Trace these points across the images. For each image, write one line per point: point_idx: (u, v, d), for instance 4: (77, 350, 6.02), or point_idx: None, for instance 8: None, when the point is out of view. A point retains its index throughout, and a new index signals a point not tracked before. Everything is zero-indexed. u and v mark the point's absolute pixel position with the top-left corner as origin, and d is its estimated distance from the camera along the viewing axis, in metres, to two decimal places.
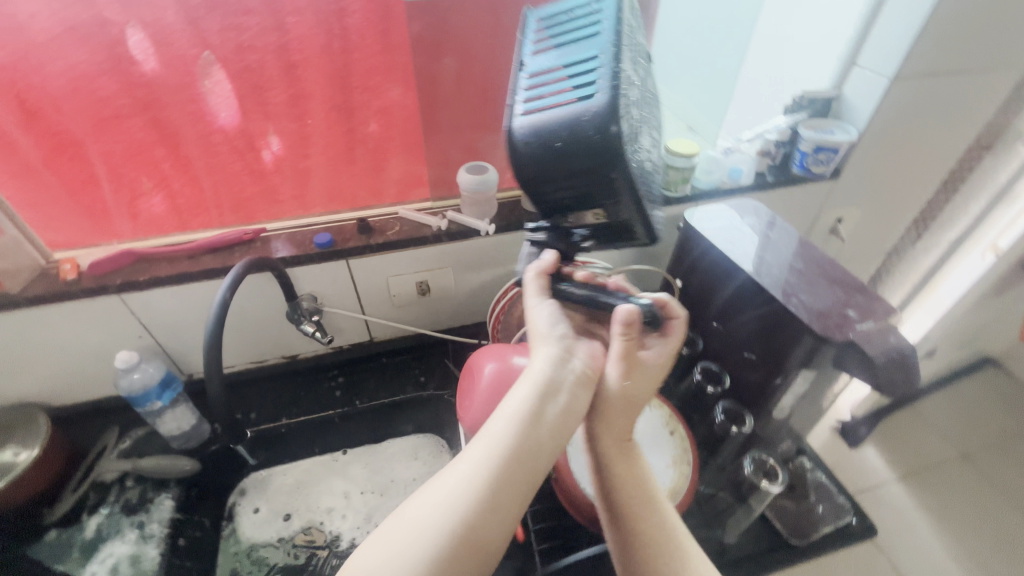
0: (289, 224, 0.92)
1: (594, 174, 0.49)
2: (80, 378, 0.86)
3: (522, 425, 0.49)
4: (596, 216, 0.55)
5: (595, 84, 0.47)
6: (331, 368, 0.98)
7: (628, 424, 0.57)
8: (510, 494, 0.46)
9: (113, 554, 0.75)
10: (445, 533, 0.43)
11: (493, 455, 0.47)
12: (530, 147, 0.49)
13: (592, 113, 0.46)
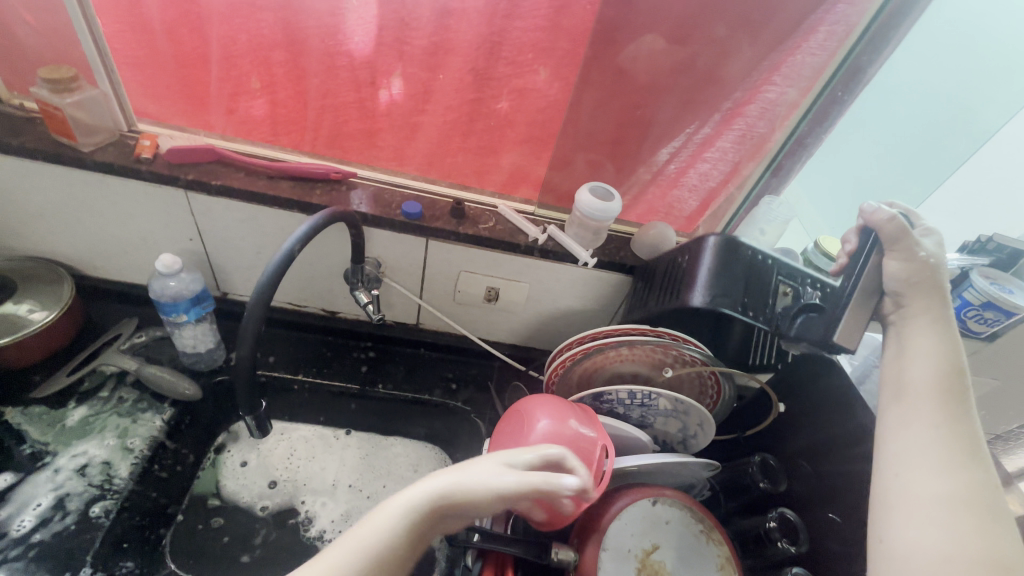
0: (380, 176, 0.84)
1: (750, 269, 0.64)
2: (118, 257, 0.80)
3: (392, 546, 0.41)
4: (786, 290, 0.65)
5: (695, 246, 0.68)
6: (365, 339, 0.90)
7: (935, 291, 0.56)
8: None
9: (86, 454, 0.69)
10: None
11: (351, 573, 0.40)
12: (729, 296, 0.62)
13: (718, 239, 0.66)
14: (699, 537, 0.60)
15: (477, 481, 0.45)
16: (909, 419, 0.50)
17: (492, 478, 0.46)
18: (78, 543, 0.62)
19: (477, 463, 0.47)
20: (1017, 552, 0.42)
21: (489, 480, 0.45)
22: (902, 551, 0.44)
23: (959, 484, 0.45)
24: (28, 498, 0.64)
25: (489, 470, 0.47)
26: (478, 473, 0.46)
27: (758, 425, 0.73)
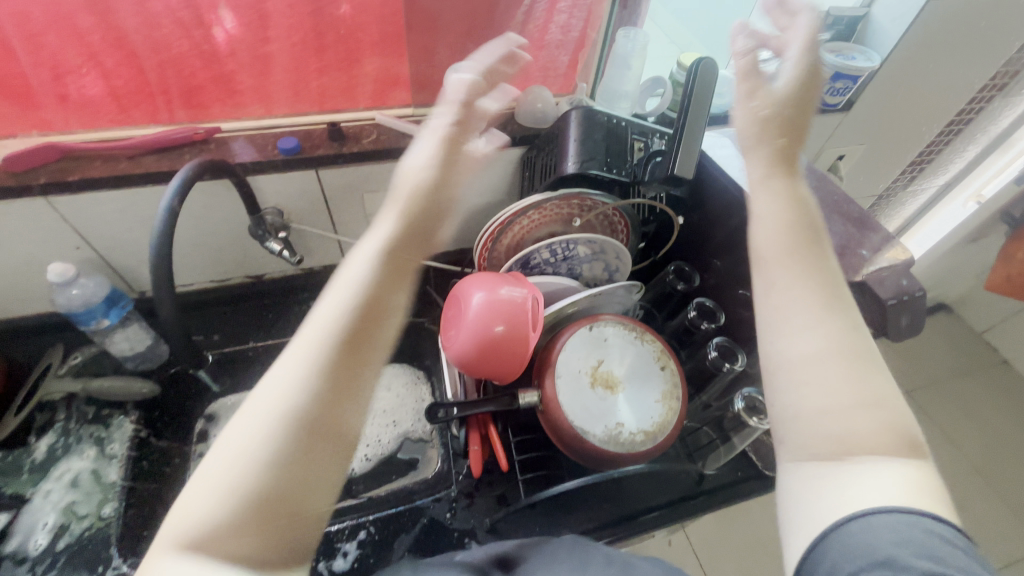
0: (249, 125, 0.81)
1: (606, 133, 0.72)
2: (12, 290, 0.76)
3: (321, 338, 0.42)
4: (638, 146, 0.74)
5: (560, 122, 0.76)
6: (301, 292, 0.92)
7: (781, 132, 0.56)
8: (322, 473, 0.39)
9: (71, 470, 0.70)
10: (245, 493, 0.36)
11: (307, 366, 0.40)
12: (587, 160, 0.70)
13: (577, 111, 0.74)
14: (637, 341, 0.70)
15: (360, 277, 0.46)
16: (773, 279, 0.50)
17: (424, 160, 0.54)
18: (96, 544, 0.65)
19: (350, 266, 0.47)
20: (881, 383, 0.44)
21: (380, 249, 0.48)
22: (789, 409, 0.45)
23: (827, 336, 0.45)
24: (33, 523, 0.66)
25: (416, 153, 0.55)
26: (351, 272, 0.46)
27: (665, 246, 0.83)
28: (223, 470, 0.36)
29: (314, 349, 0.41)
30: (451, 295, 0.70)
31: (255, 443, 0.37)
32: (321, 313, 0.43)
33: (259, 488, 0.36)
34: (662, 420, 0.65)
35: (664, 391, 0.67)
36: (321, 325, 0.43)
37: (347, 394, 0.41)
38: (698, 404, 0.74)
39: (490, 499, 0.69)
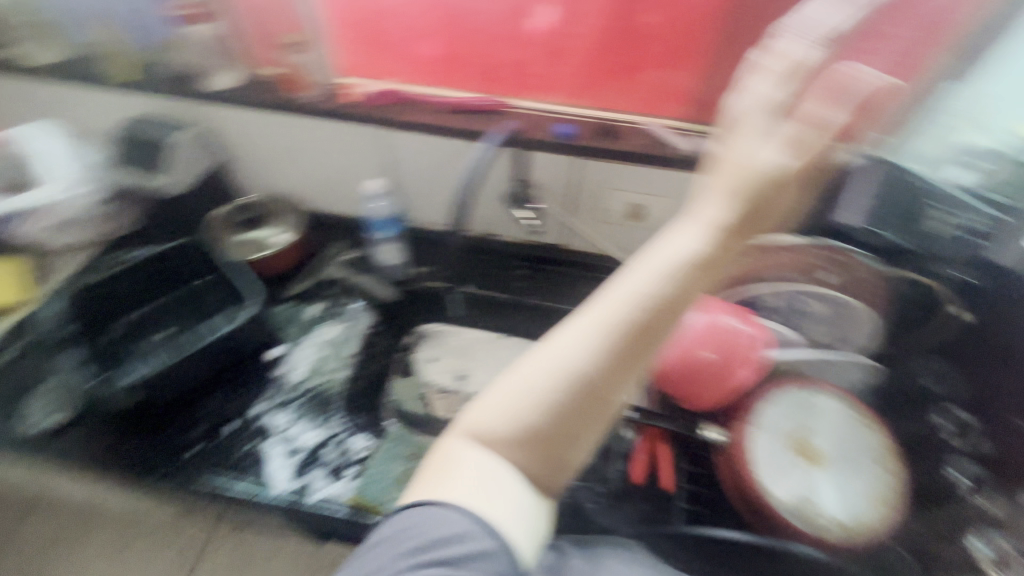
0: (535, 105, 0.88)
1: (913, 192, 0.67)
2: (330, 191, 0.98)
3: (633, 307, 0.37)
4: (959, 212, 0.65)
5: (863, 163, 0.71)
6: (520, 259, 1.00)
7: None
8: (583, 426, 0.37)
9: (328, 334, 0.90)
10: (552, 399, 0.36)
11: (611, 327, 0.37)
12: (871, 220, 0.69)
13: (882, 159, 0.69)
14: (858, 424, 0.63)
15: (689, 250, 0.41)
16: None
17: (760, 156, 0.44)
18: (329, 396, 0.82)
19: (669, 236, 0.43)
20: None
21: (701, 245, 0.41)
22: None
23: None
24: (296, 361, 0.86)
25: (759, 146, 0.45)
26: (673, 246, 0.41)
27: (937, 340, 0.67)
28: (531, 367, 0.37)
29: (618, 316, 0.38)
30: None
31: (545, 385, 0.37)
32: (613, 295, 0.38)
33: (541, 430, 0.36)
34: (869, 521, 0.57)
35: (879, 491, 0.59)
36: (643, 302, 0.38)
37: (636, 369, 0.37)
38: (919, 529, 0.57)
39: (633, 511, 0.65)
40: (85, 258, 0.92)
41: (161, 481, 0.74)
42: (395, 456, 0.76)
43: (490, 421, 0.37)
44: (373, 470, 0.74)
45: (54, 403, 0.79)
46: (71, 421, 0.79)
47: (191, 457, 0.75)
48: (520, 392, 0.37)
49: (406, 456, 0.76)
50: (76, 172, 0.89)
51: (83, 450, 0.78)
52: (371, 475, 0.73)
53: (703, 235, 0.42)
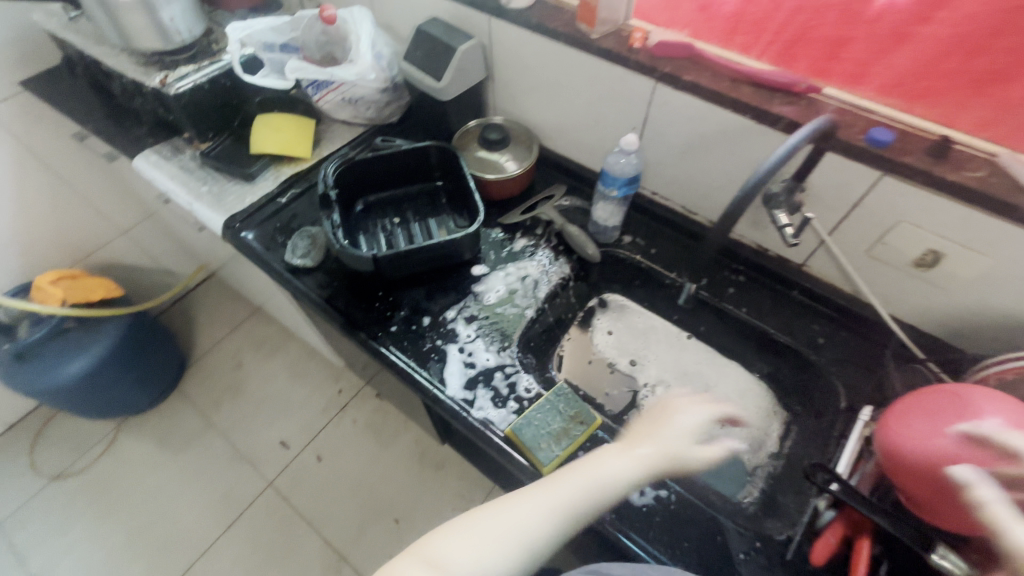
0: (840, 99, 0.71)
1: None
2: (574, 132, 0.97)
3: (562, 517, 0.55)
4: None
5: None
6: (738, 261, 0.91)
7: None
8: (553, 540, 0.55)
9: (526, 270, 0.92)
10: (520, 544, 0.53)
11: (557, 513, 0.55)
12: None
13: None
14: None
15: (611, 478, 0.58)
16: None
17: (679, 447, 0.59)
18: (513, 328, 0.85)
19: (605, 461, 0.59)
20: None
21: (682, 447, 0.59)
22: None
23: None
24: (493, 284, 0.90)
25: (690, 443, 0.60)
26: (606, 478, 0.58)
27: None
28: (468, 549, 0.52)
29: (557, 513, 0.55)
30: (959, 394, 0.56)
31: (542, 532, 0.54)
32: (573, 479, 0.57)
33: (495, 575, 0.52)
34: None
35: None
36: (610, 481, 0.58)
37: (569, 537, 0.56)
38: None
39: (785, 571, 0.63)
40: (359, 141, 1.09)
41: (365, 342, 0.82)
42: (558, 412, 0.72)
43: (455, 560, 0.51)
44: (539, 419, 0.71)
45: (308, 247, 0.92)
46: (314, 266, 0.90)
47: (393, 333, 0.83)
48: (473, 551, 0.52)
49: (568, 421, 0.71)
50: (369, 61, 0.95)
51: (315, 292, 0.88)
52: (533, 424, 0.71)
53: (589, 485, 0.57)
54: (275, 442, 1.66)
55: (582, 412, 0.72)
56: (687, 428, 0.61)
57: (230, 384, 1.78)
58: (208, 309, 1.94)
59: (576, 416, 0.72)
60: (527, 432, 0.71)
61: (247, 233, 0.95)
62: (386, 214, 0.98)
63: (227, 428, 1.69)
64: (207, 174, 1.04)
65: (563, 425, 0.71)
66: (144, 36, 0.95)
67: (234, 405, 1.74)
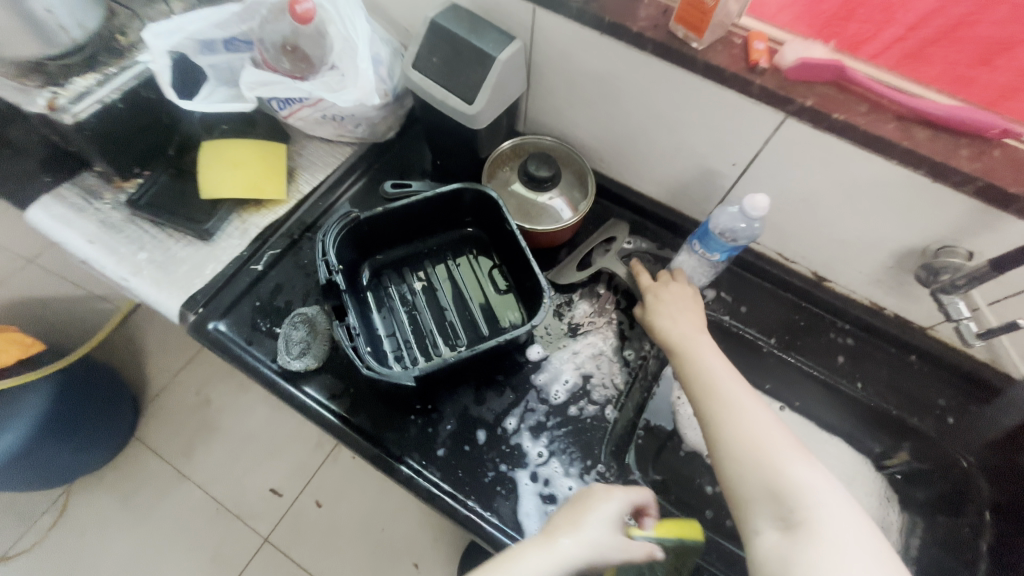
0: None
1: None
2: (641, 158, 0.76)
3: None
4: None
5: None
6: (845, 321, 0.75)
7: None
8: None
9: (595, 346, 0.73)
10: None
11: None
12: None
13: None
14: None
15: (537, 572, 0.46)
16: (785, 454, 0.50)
17: (603, 541, 0.48)
18: (593, 436, 0.67)
19: (522, 557, 0.47)
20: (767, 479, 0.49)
21: (603, 542, 0.48)
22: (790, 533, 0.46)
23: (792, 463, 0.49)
24: (558, 371, 0.71)
25: (614, 530, 0.49)
26: (534, 567, 0.46)
27: None
28: None
29: None
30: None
31: None
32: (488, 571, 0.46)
33: None
34: None
35: None
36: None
37: None
38: None
39: None
40: (349, 169, 0.82)
41: (409, 481, 0.64)
42: (659, 564, 0.57)
43: None
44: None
45: (307, 339, 0.69)
46: (319, 367, 0.68)
47: (442, 459, 0.65)
48: None
49: (665, 571, 0.58)
50: (372, 78, 0.66)
51: (328, 406, 0.67)
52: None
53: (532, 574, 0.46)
54: (262, 490, 1.45)
55: (682, 564, 0.58)
56: (613, 511, 0.51)
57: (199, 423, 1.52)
58: (154, 334, 1.61)
59: (678, 563, 0.58)
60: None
61: (217, 323, 0.70)
62: (402, 277, 0.75)
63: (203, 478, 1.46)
64: (141, 231, 0.75)
65: (659, 564, 0.56)
66: (14, 38, 0.62)
67: (208, 449, 1.49)
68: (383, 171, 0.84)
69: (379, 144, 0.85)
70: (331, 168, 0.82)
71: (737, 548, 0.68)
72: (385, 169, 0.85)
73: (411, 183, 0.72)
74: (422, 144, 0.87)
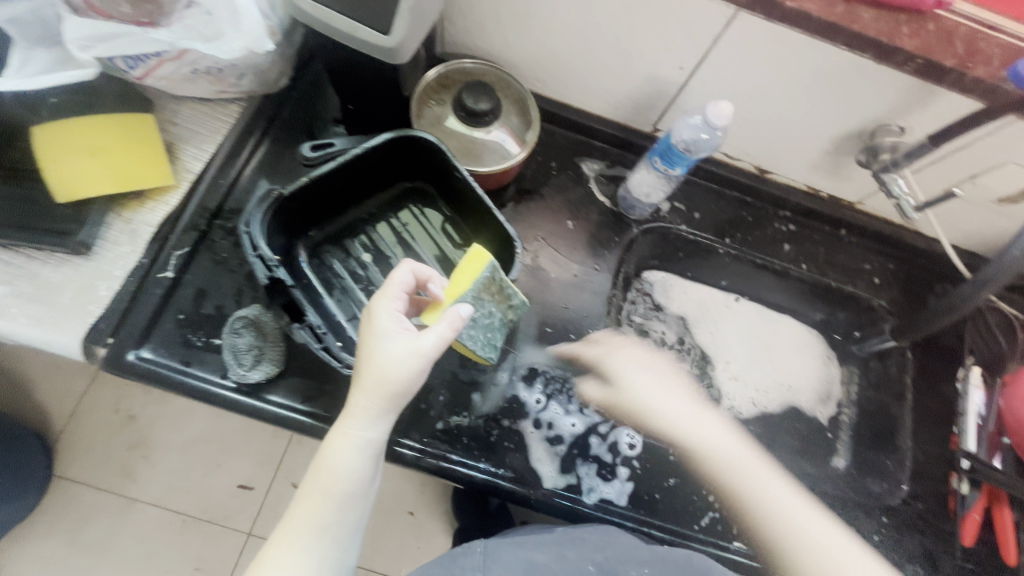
0: (975, 8, 0.53)
1: None
2: (581, 72, 0.70)
3: (332, 479, 0.50)
4: None
5: None
6: (785, 208, 0.79)
7: None
8: (337, 513, 0.50)
9: (567, 280, 0.73)
10: (316, 531, 0.49)
11: (324, 493, 0.50)
12: None
13: None
14: None
15: (362, 438, 0.51)
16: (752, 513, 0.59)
17: (393, 352, 0.50)
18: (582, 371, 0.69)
19: (337, 442, 0.51)
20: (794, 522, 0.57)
21: (396, 369, 0.50)
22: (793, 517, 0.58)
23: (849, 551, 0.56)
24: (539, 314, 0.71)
25: (399, 345, 0.50)
26: (350, 436, 0.51)
27: None
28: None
29: (329, 495, 0.50)
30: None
31: (329, 514, 0.50)
32: (318, 466, 0.50)
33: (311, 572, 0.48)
34: None
35: None
36: (366, 444, 0.51)
37: (350, 493, 0.50)
38: None
39: (918, 540, 0.67)
40: (243, 134, 0.68)
41: (415, 461, 0.61)
42: (483, 301, 0.59)
43: None
44: (476, 316, 0.59)
45: (257, 346, 0.60)
46: (280, 371, 0.61)
47: (443, 432, 0.63)
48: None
49: (497, 304, 0.61)
50: (259, 18, 0.53)
51: (304, 410, 0.61)
52: (474, 324, 0.60)
53: (354, 447, 0.51)
54: (231, 487, 1.21)
55: (507, 290, 0.61)
56: (390, 327, 0.51)
57: (130, 442, 1.20)
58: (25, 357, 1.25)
59: (501, 292, 0.60)
60: (465, 330, 0.59)
61: (137, 352, 0.59)
62: (346, 252, 0.67)
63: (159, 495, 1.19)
64: None
65: (480, 314, 0.60)
66: None
67: (152, 464, 1.20)
68: (287, 128, 0.71)
69: (273, 97, 0.71)
70: (222, 135, 0.67)
71: None
72: (288, 125, 0.71)
73: (330, 140, 0.61)
74: (325, 87, 0.73)
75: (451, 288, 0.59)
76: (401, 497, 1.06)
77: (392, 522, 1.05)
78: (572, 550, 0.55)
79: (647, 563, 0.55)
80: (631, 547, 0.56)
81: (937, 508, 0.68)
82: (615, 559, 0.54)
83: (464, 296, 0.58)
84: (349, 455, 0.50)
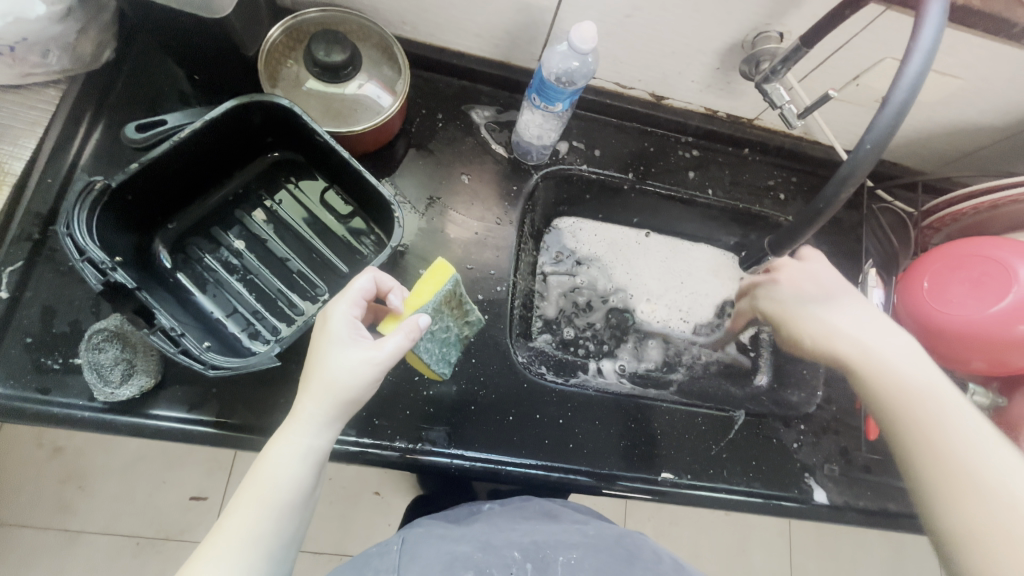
0: None
1: None
2: (447, 9, 0.63)
3: (269, 489, 0.44)
4: None
5: None
6: (686, 134, 0.77)
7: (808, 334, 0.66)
8: (276, 526, 0.44)
9: (467, 239, 0.68)
10: (250, 548, 0.43)
11: (261, 504, 0.44)
12: None
13: None
14: None
15: (312, 446, 0.46)
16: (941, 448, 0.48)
17: (348, 362, 0.46)
18: (494, 331, 0.66)
19: (279, 449, 0.46)
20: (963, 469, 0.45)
21: (347, 377, 0.46)
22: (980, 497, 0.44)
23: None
24: None
25: (352, 353, 0.47)
26: (297, 442, 0.46)
27: None
28: None
29: (266, 506, 0.44)
30: (1009, 266, 0.55)
31: (266, 527, 0.44)
32: (256, 476, 0.45)
33: None
34: None
35: None
36: (310, 453, 0.46)
37: (293, 503, 0.45)
38: None
39: (833, 441, 0.70)
40: (68, 123, 0.59)
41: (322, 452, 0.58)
42: (441, 314, 0.57)
43: None
44: (434, 329, 0.57)
45: (126, 358, 0.54)
46: (158, 381, 0.55)
47: (352, 417, 0.60)
48: None
49: (455, 319, 0.60)
50: None
51: (193, 419, 0.56)
52: (431, 337, 0.57)
53: (300, 454, 0.46)
54: (181, 500, 0.98)
55: (466, 305, 0.60)
56: (342, 333, 0.48)
57: (63, 471, 0.96)
58: None
59: (460, 306, 0.59)
60: (422, 342, 0.56)
61: None
62: (215, 241, 0.60)
63: (107, 521, 0.96)
64: None
65: (440, 324, 0.57)
66: None
67: (92, 492, 0.96)
68: (124, 110, 0.62)
69: (99, 75, 0.61)
70: (43, 126, 0.58)
71: (638, 368, 0.73)
72: (124, 106, 0.62)
73: (162, 117, 0.53)
74: (161, 58, 0.64)
75: (413, 300, 0.55)
76: (364, 478, 1.00)
77: (358, 503, 1.00)
78: (498, 537, 0.53)
79: (576, 547, 0.53)
80: (559, 533, 0.54)
81: (848, 406, 0.71)
82: (541, 545, 0.52)
83: (425, 310, 0.54)
84: (295, 464, 0.46)
